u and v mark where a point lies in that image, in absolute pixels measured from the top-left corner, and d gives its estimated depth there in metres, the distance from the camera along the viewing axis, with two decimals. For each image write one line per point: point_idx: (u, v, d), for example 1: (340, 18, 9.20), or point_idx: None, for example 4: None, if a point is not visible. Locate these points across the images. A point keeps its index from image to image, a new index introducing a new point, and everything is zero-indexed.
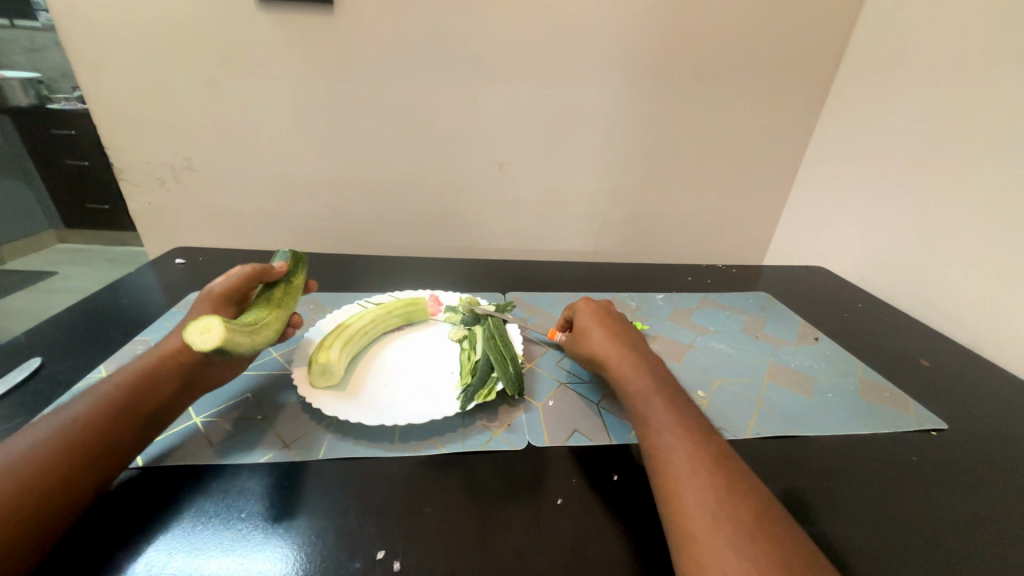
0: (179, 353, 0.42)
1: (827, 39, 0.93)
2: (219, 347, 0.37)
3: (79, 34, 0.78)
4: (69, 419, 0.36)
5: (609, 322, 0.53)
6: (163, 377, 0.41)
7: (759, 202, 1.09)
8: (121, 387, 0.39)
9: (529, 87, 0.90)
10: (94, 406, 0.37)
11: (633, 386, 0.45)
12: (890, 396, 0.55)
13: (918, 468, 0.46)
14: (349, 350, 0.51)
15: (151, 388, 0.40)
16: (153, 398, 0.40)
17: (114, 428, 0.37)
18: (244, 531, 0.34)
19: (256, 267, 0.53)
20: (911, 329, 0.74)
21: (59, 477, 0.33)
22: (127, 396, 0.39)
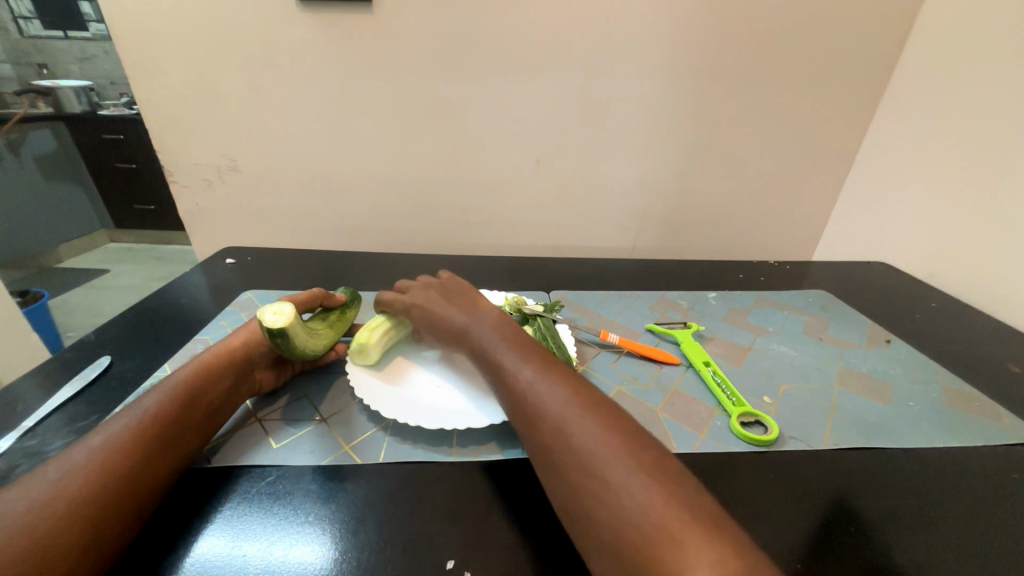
0: (232, 353, 0.45)
1: (893, 18, 0.85)
2: (282, 330, 0.41)
3: (131, 42, 0.81)
4: (139, 414, 0.37)
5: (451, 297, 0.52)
6: (217, 374, 0.43)
7: (812, 195, 1.04)
8: (181, 382, 0.40)
9: (568, 80, 0.87)
10: (163, 403, 0.38)
11: (500, 354, 0.43)
12: (979, 406, 0.51)
13: (1021, 486, 0.41)
14: (392, 336, 0.51)
15: (207, 385, 0.41)
16: (209, 395, 0.41)
17: (180, 423, 0.38)
18: (312, 533, 0.34)
19: (317, 293, 0.53)
20: (992, 331, 0.68)
21: (136, 472, 0.34)
22: (188, 392, 0.40)
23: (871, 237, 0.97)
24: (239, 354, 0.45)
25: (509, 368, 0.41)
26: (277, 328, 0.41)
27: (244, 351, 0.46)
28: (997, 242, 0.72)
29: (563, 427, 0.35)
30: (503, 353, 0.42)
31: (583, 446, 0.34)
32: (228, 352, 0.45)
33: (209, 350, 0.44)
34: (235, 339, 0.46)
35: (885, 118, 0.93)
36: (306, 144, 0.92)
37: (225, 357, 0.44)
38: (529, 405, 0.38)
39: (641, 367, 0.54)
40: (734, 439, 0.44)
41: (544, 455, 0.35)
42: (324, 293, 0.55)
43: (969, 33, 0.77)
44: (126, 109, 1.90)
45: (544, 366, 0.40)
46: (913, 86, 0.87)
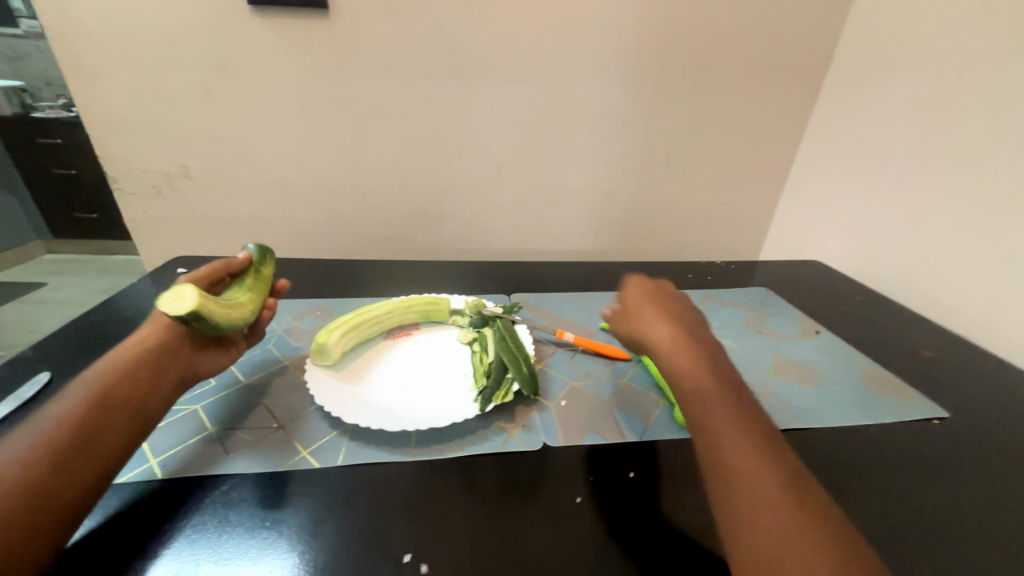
0: (149, 348, 0.42)
1: (819, 37, 0.94)
2: (191, 311, 0.40)
3: (71, 43, 0.78)
4: (49, 423, 0.35)
5: (658, 306, 0.48)
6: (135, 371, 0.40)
7: (756, 199, 1.11)
8: (97, 384, 0.38)
9: (525, 90, 0.90)
10: (66, 414, 0.36)
11: (696, 385, 0.41)
12: (894, 387, 0.56)
13: (924, 457, 0.47)
14: (352, 337, 0.53)
15: (117, 382, 0.39)
16: (131, 393, 0.39)
17: (96, 428, 0.36)
18: (259, 541, 0.34)
19: (216, 264, 0.51)
20: (908, 321, 0.75)
21: (49, 485, 0.33)
22: (103, 393, 0.38)
23: (808, 237, 1.05)
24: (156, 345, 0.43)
25: (695, 394, 0.40)
26: (189, 312, 0.40)
27: (153, 338, 0.43)
28: (912, 240, 0.80)
29: (751, 481, 0.34)
30: (697, 385, 0.41)
31: (774, 509, 0.33)
32: (136, 345, 0.42)
33: (115, 350, 0.42)
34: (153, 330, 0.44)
35: (816, 128, 1.01)
36: (262, 150, 0.90)
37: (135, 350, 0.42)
38: (719, 452, 0.36)
39: (595, 363, 0.57)
40: (680, 427, 0.48)
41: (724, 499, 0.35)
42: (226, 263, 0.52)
43: (884, 53, 0.85)
44: (64, 111, 1.79)
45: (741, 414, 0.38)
46: (840, 99, 0.95)
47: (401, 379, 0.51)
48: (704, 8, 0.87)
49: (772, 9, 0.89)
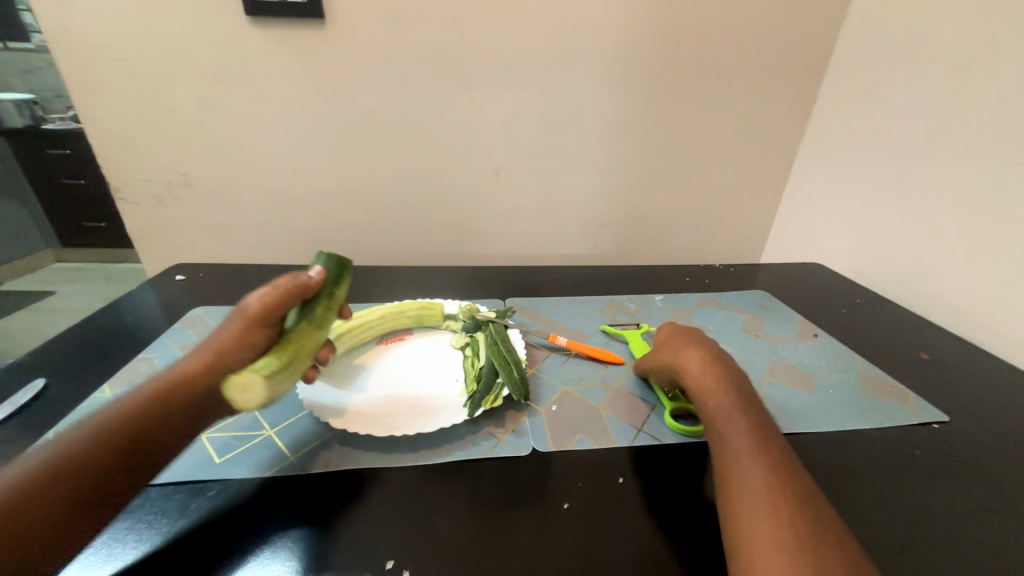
0: (193, 377, 0.40)
1: (815, 38, 0.93)
2: (259, 405, 0.39)
3: (75, 55, 0.79)
4: (72, 442, 0.34)
5: (695, 340, 0.50)
6: (172, 400, 0.39)
7: (755, 202, 1.10)
8: (130, 407, 0.37)
9: (521, 95, 0.91)
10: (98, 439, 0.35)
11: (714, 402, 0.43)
12: (892, 390, 0.56)
13: (922, 461, 0.46)
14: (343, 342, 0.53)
15: (156, 419, 0.37)
16: (161, 426, 0.37)
17: (116, 459, 0.34)
18: (228, 553, 0.34)
19: (292, 284, 0.45)
20: (909, 323, 0.74)
21: (58, 518, 0.31)
22: (132, 420, 0.36)
23: (808, 239, 1.04)
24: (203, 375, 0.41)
25: (711, 409, 0.43)
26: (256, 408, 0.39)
27: (209, 376, 0.41)
28: (913, 241, 0.79)
29: (745, 482, 0.36)
30: (713, 402, 0.44)
31: (759, 507, 0.34)
32: (189, 380, 0.40)
33: (164, 375, 0.40)
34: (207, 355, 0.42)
35: (814, 130, 1.01)
36: (260, 157, 0.91)
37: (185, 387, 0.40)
38: (724, 457, 0.39)
39: (587, 368, 0.56)
40: (671, 432, 0.47)
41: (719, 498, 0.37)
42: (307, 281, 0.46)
43: (881, 54, 0.85)
44: (72, 122, 1.82)
45: (753, 429, 0.40)
46: (837, 100, 0.95)
47: (391, 384, 0.51)
48: (699, 11, 0.88)
49: (767, 12, 0.89)
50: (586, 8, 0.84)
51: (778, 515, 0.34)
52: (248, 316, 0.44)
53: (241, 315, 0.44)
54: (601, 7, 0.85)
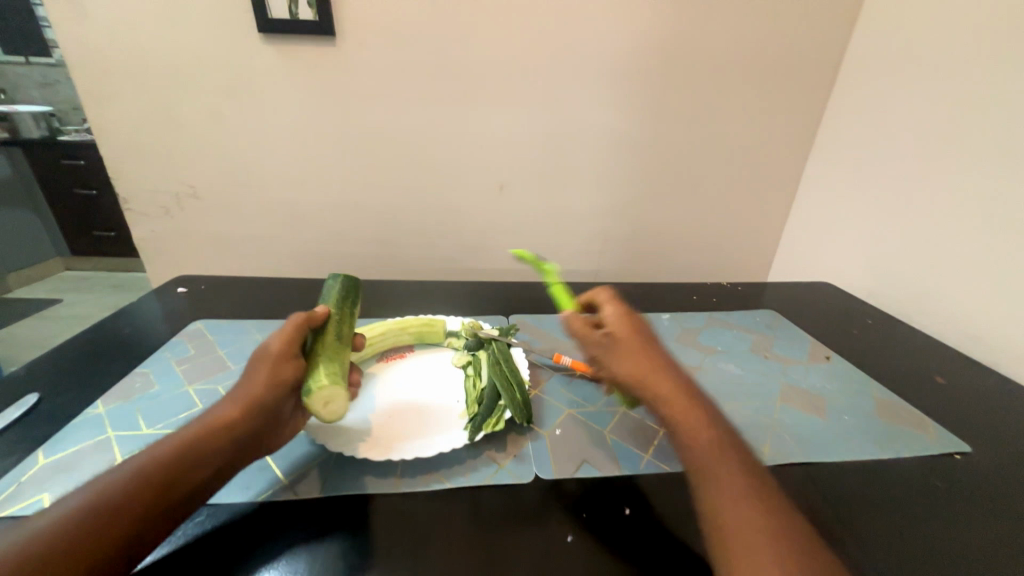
0: (230, 425, 0.37)
1: (822, 57, 0.94)
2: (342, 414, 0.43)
3: (89, 69, 0.81)
4: (109, 485, 0.31)
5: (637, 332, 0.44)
6: (205, 445, 0.35)
7: (761, 219, 1.09)
8: (162, 453, 0.34)
9: (527, 111, 0.91)
10: (135, 481, 0.32)
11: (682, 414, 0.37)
12: (909, 417, 0.53)
13: (946, 495, 0.43)
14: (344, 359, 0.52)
15: (194, 461, 0.34)
16: (195, 473, 0.34)
17: (148, 512, 0.31)
18: None
19: (302, 317, 0.46)
20: (924, 345, 0.72)
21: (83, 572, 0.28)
22: (165, 466, 0.33)
23: (816, 257, 1.02)
24: (239, 417, 0.38)
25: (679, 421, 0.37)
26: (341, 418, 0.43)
27: (248, 418, 0.38)
28: (925, 260, 0.78)
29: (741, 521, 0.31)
30: (680, 411, 0.37)
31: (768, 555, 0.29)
32: (231, 421, 0.37)
33: (208, 415, 0.38)
34: (242, 396, 0.39)
35: (821, 147, 1.00)
36: (267, 170, 0.92)
37: (227, 429, 0.37)
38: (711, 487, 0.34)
39: (592, 390, 0.55)
40: (678, 459, 0.45)
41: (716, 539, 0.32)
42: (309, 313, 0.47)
43: (888, 72, 0.85)
44: (87, 134, 1.86)
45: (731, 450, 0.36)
46: (845, 118, 0.94)
47: (391, 402, 0.49)
48: (705, 29, 0.88)
49: (773, 31, 0.90)
50: (592, 26, 0.85)
51: (777, 555, 0.29)
52: (276, 356, 0.42)
53: (265, 357, 0.42)
54: (608, 25, 0.85)
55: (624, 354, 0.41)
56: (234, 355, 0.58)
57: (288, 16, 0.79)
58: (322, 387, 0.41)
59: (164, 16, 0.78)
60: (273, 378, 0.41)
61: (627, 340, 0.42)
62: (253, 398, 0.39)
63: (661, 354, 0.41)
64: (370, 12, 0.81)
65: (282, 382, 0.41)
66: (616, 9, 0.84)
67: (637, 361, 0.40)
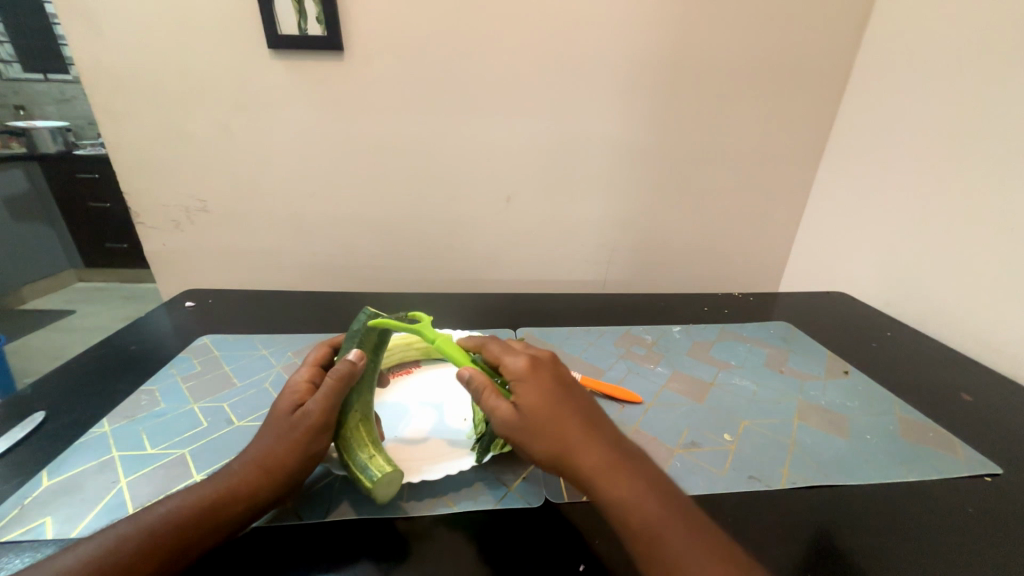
0: (256, 489, 0.37)
1: (832, 64, 0.92)
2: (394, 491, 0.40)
3: (103, 86, 0.82)
4: (131, 535, 0.33)
5: (544, 383, 0.40)
6: (222, 508, 0.36)
7: (772, 228, 1.08)
8: (183, 510, 0.35)
9: (534, 122, 0.91)
10: (152, 536, 0.33)
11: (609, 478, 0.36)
12: (935, 437, 0.51)
13: (979, 521, 0.41)
14: None
15: (212, 522, 0.35)
16: (208, 536, 0.34)
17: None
18: None
19: (342, 377, 0.40)
20: (943, 359, 0.70)
21: None
22: (180, 528, 0.34)
23: (829, 268, 1.00)
24: (260, 483, 0.37)
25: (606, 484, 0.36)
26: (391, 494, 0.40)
27: (270, 485, 0.38)
28: (944, 271, 0.76)
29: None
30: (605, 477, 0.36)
31: None
32: (255, 485, 0.37)
33: (240, 470, 0.38)
34: (266, 460, 0.38)
35: (833, 156, 0.98)
36: (276, 184, 0.92)
37: (251, 494, 0.37)
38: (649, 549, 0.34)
39: (603, 407, 0.54)
40: (697, 482, 0.44)
41: None
42: (350, 370, 0.40)
43: (901, 80, 0.83)
44: (102, 148, 1.89)
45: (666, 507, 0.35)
46: (856, 126, 0.93)
47: (398, 419, 0.49)
48: (713, 39, 0.87)
49: (782, 38, 0.89)
50: (599, 38, 0.85)
51: None
52: (313, 428, 0.40)
53: (303, 426, 0.40)
54: (614, 35, 0.85)
55: (540, 426, 0.38)
56: (240, 371, 0.57)
57: (297, 32, 0.79)
58: (388, 473, 0.38)
59: (176, 34, 0.79)
60: (303, 450, 0.39)
61: (538, 406, 0.38)
62: (278, 469, 0.38)
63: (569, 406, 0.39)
64: (377, 27, 0.81)
65: (310, 456, 0.40)
66: (622, 20, 0.84)
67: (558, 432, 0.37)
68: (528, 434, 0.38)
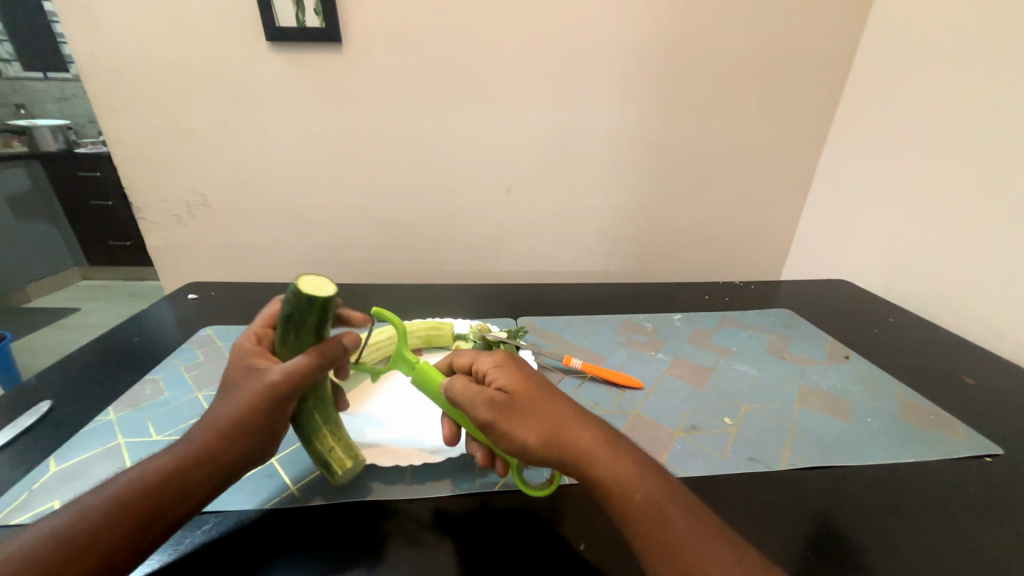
0: (219, 449, 0.36)
1: (835, 49, 0.91)
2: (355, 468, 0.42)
3: (101, 82, 0.82)
4: (102, 499, 0.32)
5: (525, 369, 0.39)
6: (188, 475, 0.34)
7: (774, 217, 1.07)
8: (150, 475, 0.34)
9: (533, 112, 0.91)
10: (121, 498, 0.32)
11: (604, 445, 0.35)
12: (936, 419, 0.52)
13: (979, 500, 0.41)
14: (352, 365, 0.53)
15: (178, 480, 0.34)
16: (176, 497, 0.34)
17: (129, 534, 0.31)
18: None
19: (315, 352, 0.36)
20: (946, 344, 0.70)
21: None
22: (145, 497, 0.33)
23: (831, 256, 1.00)
24: (223, 444, 0.36)
25: (605, 451, 0.35)
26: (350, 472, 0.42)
27: (231, 444, 0.36)
28: (944, 257, 0.75)
29: (670, 514, 0.32)
30: (598, 445, 0.35)
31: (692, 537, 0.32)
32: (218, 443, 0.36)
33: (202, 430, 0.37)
34: (221, 422, 0.36)
35: (835, 143, 0.98)
36: (276, 177, 0.92)
37: (216, 454, 0.36)
38: (652, 504, 0.33)
39: (603, 393, 0.54)
40: (695, 463, 0.44)
41: (671, 545, 0.31)
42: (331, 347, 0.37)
43: (903, 64, 0.82)
44: (103, 146, 1.88)
45: (652, 467, 0.35)
46: (859, 113, 0.92)
47: (385, 415, 0.49)
48: (714, 24, 0.86)
49: (783, 24, 0.88)
50: (598, 27, 0.84)
51: (708, 537, 0.32)
52: (264, 387, 0.36)
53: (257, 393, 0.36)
54: (613, 23, 0.84)
55: (525, 407, 0.36)
56: None
57: (294, 24, 0.79)
58: (348, 466, 0.40)
59: (173, 28, 0.79)
60: (257, 409, 0.36)
61: (522, 389, 0.37)
62: (231, 429, 0.36)
63: (554, 390, 0.39)
64: (375, 19, 0.81)
65: (265, 419, 0.37)
66: (621, 7, 0.83)
67: (546, 414, 0.36)
68: (515, 417, 0.36)
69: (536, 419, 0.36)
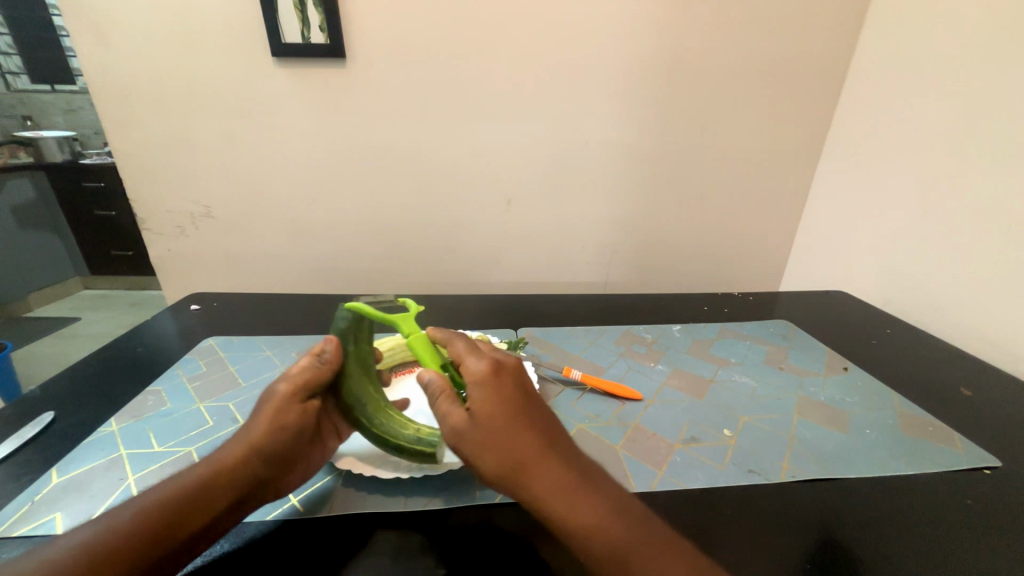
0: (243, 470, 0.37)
1: (829, 64, 0.93)
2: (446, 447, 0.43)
3: (111, 96, 0.84)
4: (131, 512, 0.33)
5: (500, 394, 0.37)
6: (211, 492, 0.36)
7: (771, 228, 1.08)
8: (178, 491, 0.35)
9: (533, 126, 0.92)
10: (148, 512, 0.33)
11: (566, 490, 0.35)
12: (934, 430, 0.52)
13: (979, 513, 0.41)
14: None
15: (204, 496, 0.35)
16: (199, 513, 0.34)
17: (153, 547, 0.32)
18: None
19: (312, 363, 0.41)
20: (943, 354, 0.70)
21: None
22: (168, 510, 0.34)
23: (828, 267, 1.01)
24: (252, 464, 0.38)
25: (567, 497, 0.34)
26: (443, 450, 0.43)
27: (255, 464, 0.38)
28: (939, 268, 0.76)
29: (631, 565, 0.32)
30: (560, 491, 0.34)
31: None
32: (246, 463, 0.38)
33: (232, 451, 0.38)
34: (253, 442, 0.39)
35: (830, 156, 0.99)
36: (279, 189, 0.94)
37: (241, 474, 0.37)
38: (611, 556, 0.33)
39: (603, 405, 0.54)
40: (693, 475, 0.44)
41: None
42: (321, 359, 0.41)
43: (898, 79, 0.84)
44: (108, 157, 1.90)
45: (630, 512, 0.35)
46: (853, 127, 0.94)
47: None
48: (710, 41, 0.89)
49: (777, 40, 0.90)
50: (597, 43, 0.87)
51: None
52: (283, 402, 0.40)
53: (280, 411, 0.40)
54: (612, 38, 0.86)
55: (487, 440, 0.36)
56: (245, 372, 0.58)
57: (300, 40, 0.81)
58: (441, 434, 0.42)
59: (183, 44, 0.81)
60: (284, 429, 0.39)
61: (491, 419, 0.36)
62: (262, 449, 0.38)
63: (528, 422, 0.37)
64: (380, 35, 0.83)
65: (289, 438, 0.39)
66: (619, 24, 0.85)
67: (513, 446, 0.35)
68: (476, 446, 0.36)
69: (498, 454, 0.35)
